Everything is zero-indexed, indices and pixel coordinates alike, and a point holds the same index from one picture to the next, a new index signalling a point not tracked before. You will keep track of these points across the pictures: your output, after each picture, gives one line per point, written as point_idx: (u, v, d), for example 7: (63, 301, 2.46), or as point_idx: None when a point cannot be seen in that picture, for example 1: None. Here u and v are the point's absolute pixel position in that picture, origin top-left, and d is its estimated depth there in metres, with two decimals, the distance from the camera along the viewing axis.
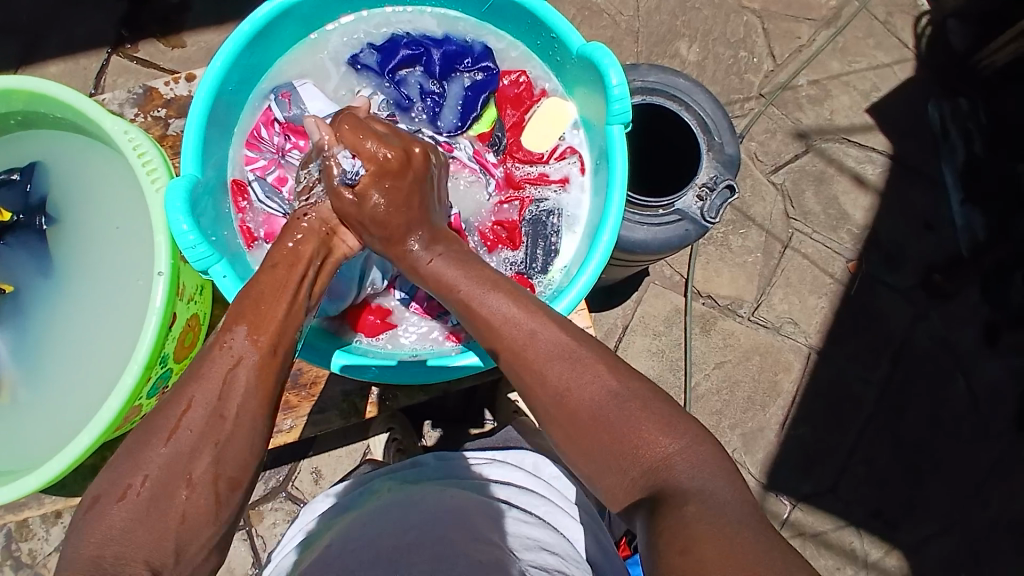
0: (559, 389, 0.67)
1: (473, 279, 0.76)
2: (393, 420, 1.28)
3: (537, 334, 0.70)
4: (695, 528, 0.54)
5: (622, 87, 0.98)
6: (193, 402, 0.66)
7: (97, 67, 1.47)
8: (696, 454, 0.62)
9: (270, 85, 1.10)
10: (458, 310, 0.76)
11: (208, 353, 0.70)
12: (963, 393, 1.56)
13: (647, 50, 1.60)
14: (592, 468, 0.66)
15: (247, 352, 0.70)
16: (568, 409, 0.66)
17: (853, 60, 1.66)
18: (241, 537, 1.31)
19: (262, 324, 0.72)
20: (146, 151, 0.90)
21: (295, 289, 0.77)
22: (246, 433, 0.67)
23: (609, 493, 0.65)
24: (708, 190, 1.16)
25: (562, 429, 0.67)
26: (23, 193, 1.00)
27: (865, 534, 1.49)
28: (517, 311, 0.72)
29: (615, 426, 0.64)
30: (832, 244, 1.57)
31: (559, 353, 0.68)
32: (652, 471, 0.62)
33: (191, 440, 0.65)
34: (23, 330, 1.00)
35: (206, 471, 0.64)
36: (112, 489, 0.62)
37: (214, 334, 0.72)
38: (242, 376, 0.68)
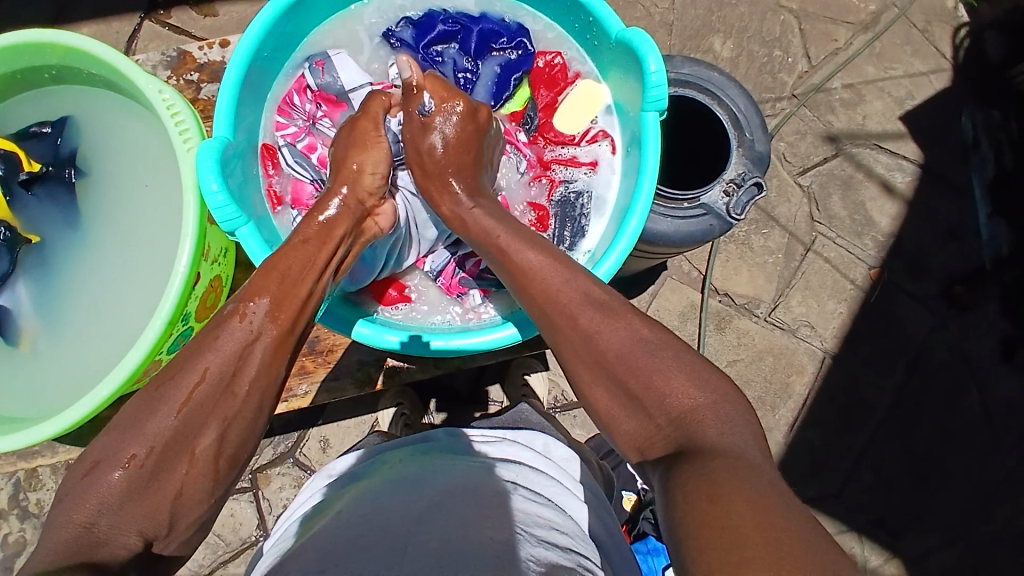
0: (588, 331, 0.67)
1: (511, 233, 0.78)
2: (404, 395, 1.29)
3: (569, 282, 0.71)
4: (722, 475, 0.54)
5: (660, 74, 0.96)
6: (206, 373, 0.67)
7: (129, 31, 1.49)
8: (724, 408, 0.62)
9: (306, 55, 1.10)
10: (493, 256, 0.78)
11: (226, 321, 0.71)
12: (976, 408, 1.54)
13: (680, 43, 1.58)
14: (614, 418, 0.66)
15: (265, 328, 0.72)
16: (594, 353, 0.67)
17: (889, 66, 1.63)
18: (248, 499, 1.34)
19: (285, 301, 0.74)
20: (178, 109, 0.91)
21: (316, 272, 0.78)
22: (253, 408, 0.69)
23: (629, 440, 0.66)
24: (736, 185, 1.14)
25: (587, 370, 0.68)
26: (53, 146, 1.02)
27: (865, 541, 1.48)
28: (550, 261, 0.73)
29: (642, 374, 0.65)
30: (855, 250, 1.55)
31: (590, 300, 0.69)
32: (674, 419, 0.62)
33: (202, 411, 0.66)
34: (46, 278, 1.02)
35: (209, 447, 0.66)
36: (115, 455, 0.64)
37: (232, 302, 0.73)
38: (258, 353, 0.70)
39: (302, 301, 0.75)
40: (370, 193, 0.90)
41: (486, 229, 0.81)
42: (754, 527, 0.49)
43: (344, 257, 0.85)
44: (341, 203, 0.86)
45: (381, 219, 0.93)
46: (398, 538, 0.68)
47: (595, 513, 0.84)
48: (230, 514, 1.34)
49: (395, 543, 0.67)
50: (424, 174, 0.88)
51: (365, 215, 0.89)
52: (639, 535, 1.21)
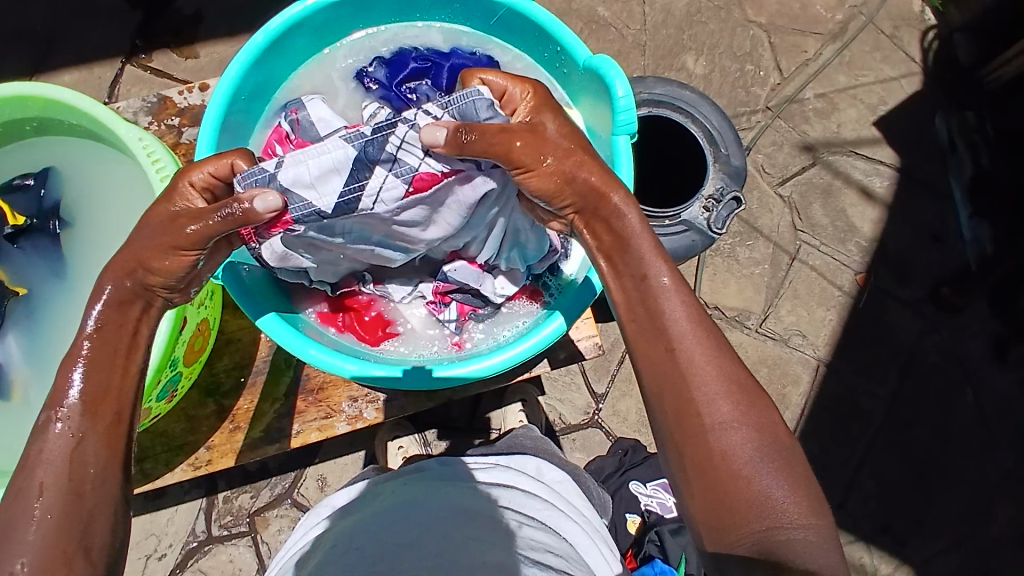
0: (721, 421, 0.59)
1: (672, 277, 0.66)
2: (398, 429, 1.31)
3: (713, 355, 0.62)
4: None
5: (628, 98, 0.99)
6: (44, 485, 0.59)
7: (111, 76, 1.50)
8: (827, 531, 0.57)
9: (282, 100, 1.12)
10: (633, 296, 0.66)
11: (38, 440, 0.62)
12: (972, 407, 1.54)
13: (654, 63, 1.62)
14: (701, 508, 0.59)
15: (85, 428, 0.63)
16: (716, 441, 0.59)
17: (859, 74, 1.67)
18: (247, 544, 1.32)
19: (98, 397, 0.65)
20: (160, 157, 0.91)
21: (125, 358, 0.69)
22: (111, 494, 0.61)
23: (716, 533, 0.58)
24: (715, 201, 1.16)
25: (698, 452, 0.60)
26: (37, 198, 1.02)
27: (873, 548, 1.47)
28: (698, 325, 0.63)
29: (757, 479, 0.58)
30: (839, 256, 1.57)
31: (734, 386, 0.61)
32: (773, 535, 0.56)
33: (65, 512, 0.58)
34: (35, 330, 1.00)
35: (74, 548, 0.57)
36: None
37: (40, 413, 0.64)
38: (88, 451, 0.62)
39: (111, 380, 0.66)
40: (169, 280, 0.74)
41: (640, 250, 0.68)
42: None
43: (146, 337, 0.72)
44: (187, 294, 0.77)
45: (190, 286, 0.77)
46: (389, 562, 0.68)
47: (589, 535, 0.82)
48: (228, 560, 1.31)
49: (386, 569, 0.67)
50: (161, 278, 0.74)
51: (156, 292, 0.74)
52: (644, 559, 1.20)
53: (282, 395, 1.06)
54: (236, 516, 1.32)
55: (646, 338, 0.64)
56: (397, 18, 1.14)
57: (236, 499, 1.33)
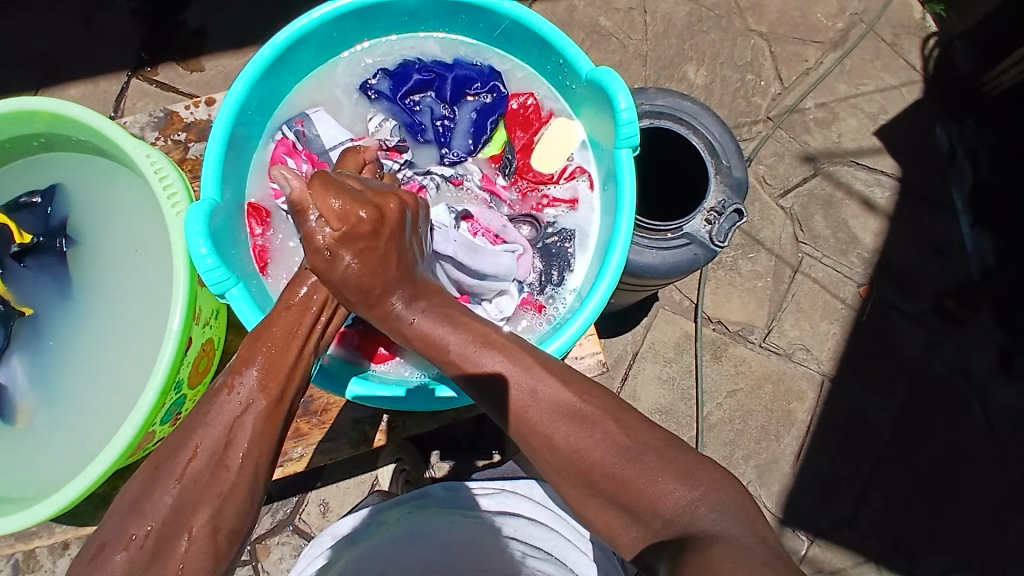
0: (570, 447, 0.65)
1: (464, 337, 0.74)
2: (402, 449, 1.27)
3: (535, 395, 0.68)
4: (715, 558, 0.50)
5: (630, 110, 0.97)
6: (199, 448, 0.65)
7: (116, 90, 1.48)
8: (716, 496, 0.58)
9: (282, 117, 1.10)
10: (452, 370, 0.74)
11: (216, 397, 0.70)
12: (977, 420, 1.54)
13: (655, 73, 1.61)
14: (616, 531, 0.63)
15: (255, 398, 0.70)
16: (580, 471, 0.64)
17: (860, 83, 1.66)
18: (246, 573, 1.29)
19: (274, 370, 0.72)
20: (167, 173, 0.89)
21: (303, 339, 0.75)
22: (248, 477, 0.66)
23: (630, 547, 0.61)
24: (717, 213, 1.15)
25: (577, 493, 0.65)
26: (44, 216, 0.98)
27: (884, 570, 1.45)
28: (510, 367, 0.71)
29: (629, 481, 0.61)
30: (843, 269, 1.56)
31: (565, 412, 0.67)
32: (666, 519, 0.58)
33: (195, 489, 0.63)
34: (43, 352, 0.98)
35: (205, 523, 0.62)
36: (120, 535, 0.60)
37: (223, 375, 0.72)
38: (250, 424, 0.68)
39: (290, 361, 0.73)
40: None
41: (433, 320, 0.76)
42: None
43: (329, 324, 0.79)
44: (321, 275, 0.79)
45: None
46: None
47: (601, 565, 0.80)
48: None
49: None
50: (409, 204, 0.79)
51: None
52: None
53: None
54: None
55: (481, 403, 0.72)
56: (395, 30, 1.12)
57: None
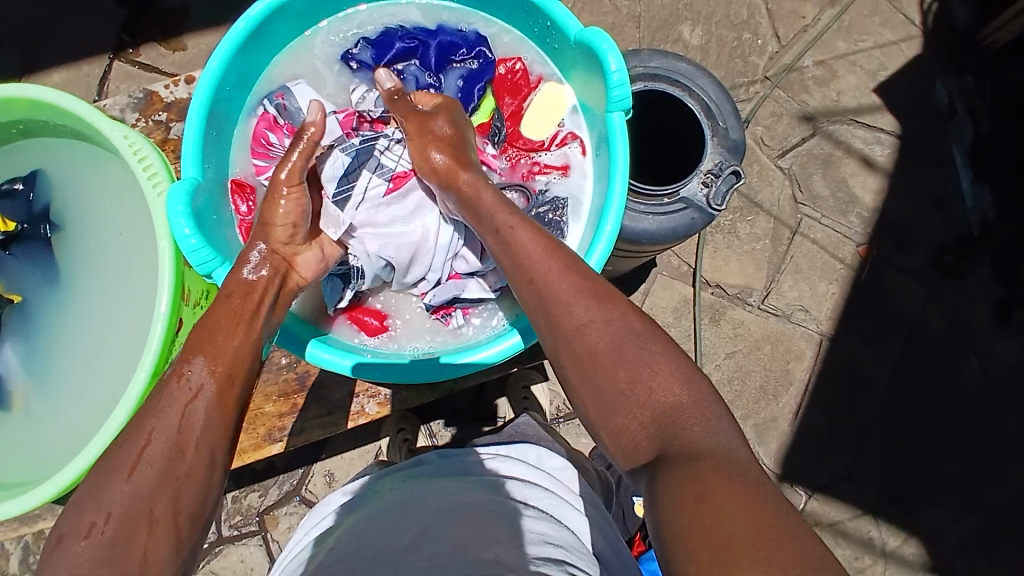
0: (579, 324, 0.67)
1: (506, 214, 0.81)
2: (404, 421, 1.30)
3: (566, 271, 0.71)
4: (711, 475, 0.52)
5: (622, 72, 0.96)
6: (153, 436, 0.63)
7: (99, 74, 1.46)
8: (710, 404, 0.60)
9: (259, 91, 1.08)
10: (495, 242, 0.80)
11: (166, 385, 0.67)
12: (976, 373, 1.54)
13: (649, 35, 1.57)
14: (603, 417, 0.64)
15: (205, 381, 0.68)
16: (585, 345, 0.66)
17: (859, 39, 1.63)
18: (258, 543, 1.32)
19: (223, 353, 0.71)
20: (146, 153, 0.89)
21: (247, 322, 0.75)
22: (206, 461, 0.64)
23: (615, 437, 0.63)
24: (714, 176, 1.14)
25: (577, 369, 0.66)
26: (27, 203, 0.99)
27: (882, 522, 1.48)
28: (546, 246, 0.74)
29: (630, 367, 0.63)
30: (841, 228, 1.55)
31: (588, 293, 0.69)
32: (658, 410, 0.60)
33: (152, 477, 0.61)
34: (35, 339, 0.99)
35: (166, 507, 0.61)
36: (76, 525, 0.58)
37: (172, 364, 0.70)
38: (200, 412, 0.66)
39: (235, 345, 0.72)
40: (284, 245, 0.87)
41: (490, 208, 0.83)
42: (751, 547, 0.47)
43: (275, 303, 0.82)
44: (261, 255, 0.84)
45: (300, 269, 0.90)
46: (392, 561, 0.68)
47: (593, 522, 0.83)
48: (241, 560, 1.32)
49: (386, 570, 0.67)
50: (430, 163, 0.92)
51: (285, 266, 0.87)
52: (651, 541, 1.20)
53: (282, 394, 1.04)
54: (246, 515, 1.33)
55: (513, 276, 0.75)
56: None
57: (245, 499, 1.33)
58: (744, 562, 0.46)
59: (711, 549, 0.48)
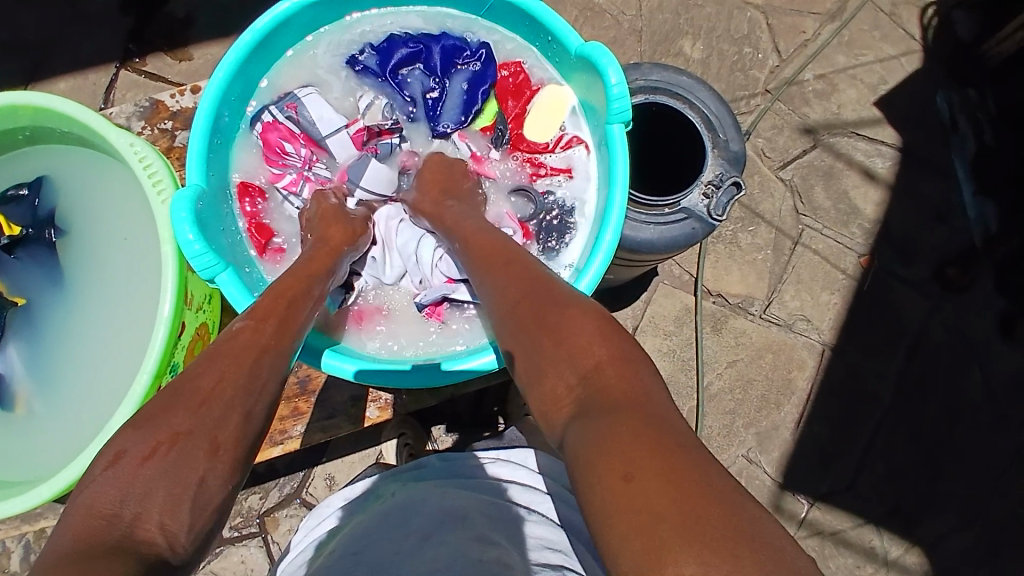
0: (526, 302, 0.73)
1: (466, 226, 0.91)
2: (405, 424, 1.29)
3: (521, 264, 0.80)
4: (630, 433, 0.54)
5: (621, 85, 0.97)
6: (225, 373, 0.65)
7: (105, 82, 1.49)
8: (643, 378, 0.62)
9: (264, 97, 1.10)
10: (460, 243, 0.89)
11: (234, 334, 0.70)
12: (979, 385, 1.54)
13: (651, 48, 1.60)
14: (534, 379, 0.67)
15: (271, 342, 0.71)
16: (528, 317, 0.71)
17: (859, 53, 1.65)
18: (258, 545, 1.32)
19: (284, 322, 0.75)
20: (152, 161, 0.90)
21: (303, 300, 0.80)
22: (256, 416, 0.65)
23: (545, 401, 0.65)
24: (714, 187, 1.14)
25: (518, 336, 0.71)
26: (32, 207, 1.01)
27: (883, 532, 1.47)
28: (504, 247, 0.84)
29: (563, 337, 0.66)
30: (843, 239, 1.56)
31: (536, 281, 0.76)
32: (585, 372, 0.63)
33: (221, 405, 0.62)
34: (35, 342, 1.00)
35: (229, 439, 0.61)
36: (139, 444, 0.58)
37: (241, 320, 0.73)
38: (266, 365, 0.69)
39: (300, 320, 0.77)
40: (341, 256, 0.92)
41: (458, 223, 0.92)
42: (668, 514, 0.47)
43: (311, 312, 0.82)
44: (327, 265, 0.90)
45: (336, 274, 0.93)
46: (389, 565, 0.68)
47: None
48: (241, 561, 1.32)
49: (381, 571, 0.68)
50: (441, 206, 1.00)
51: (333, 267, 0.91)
52: None
53: (285, 398, 1.05)
54: (246, 517, 1.33)
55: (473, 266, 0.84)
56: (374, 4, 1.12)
57: (245, 501, 1.33)
58: (661, 527, 0.46)
59: (631, 514, 0.48)
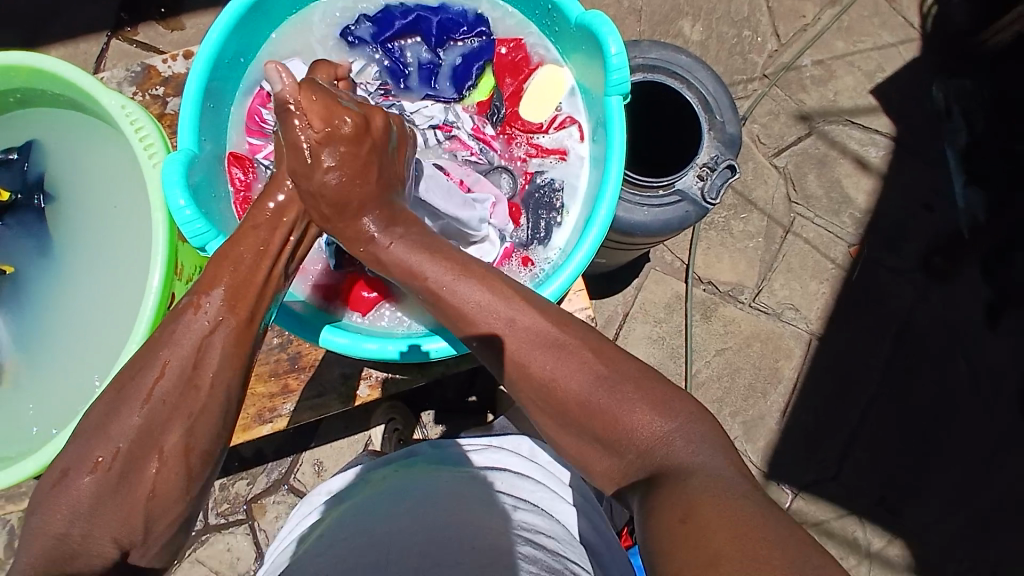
0: (544, 376, 0.67)
1: (441, 267, 0.74)
2: (393, 411, 1.30)
3: (512, 325, 0.70)
4: (694, 498, 0.54)
5: (621, 56, 0.95)
6: (168, 364, 0.65)
7: (97, 51, 1.43)
8: (690, 428, 0.61)
9: (259, 71, 1.06)
10: (426, 297, 0.75)
11: (182, 314, 0.68)
12: (962, 373, 1.57)
13: (650, 28, 1.56)
14: (587, 458, 0.66)
15: (223, 316, 0.69)
16: (553, 397, 0.66)
17: (858, 40, 1.63)
18: (244, 532, 1.32)
19: (241, 290, 0.71)
20: (143, 125, 0.88)
21: (262, 283, 0.73)
22: (219, 404, 0.67)
23: (606, 476, 0.65)
24: (709, 169, 1.14)
25: (550, 418, 0.67)
26: (20, 172, 0.98)
27: (867, 524, 1.50)
28: (491, 296, 0.71)
29: (605, 409, 0.64)
30: (833, 228, 1.56)
31: (541, 342, 0.68)
32: (642, 446, 0.61)
33: (163, 410, 0.64)
34: (23, 312, 0.98)
35: (177, 442, 0.64)
36: (84, 458, 0.61)
37: (189, 295, 0.71)
38: (221, 336, 0.68)
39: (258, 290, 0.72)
40: None
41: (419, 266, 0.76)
42: (735, 557, 0.48)
43: (302, 246, 0.81)
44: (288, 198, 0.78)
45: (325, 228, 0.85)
46: (380, 550, 0.67)
47: (582, 513, 0.84)
48: (226, 548, 1.32)
49: (374, 557, 0.66)
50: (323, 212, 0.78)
51: (312, 219, 0.82)
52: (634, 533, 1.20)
53: (277, 373, 1.04)
54: (233, 503, 1.32)
55: (461, 333, 0.73)
56: None
57: (233, 487, 1.33)
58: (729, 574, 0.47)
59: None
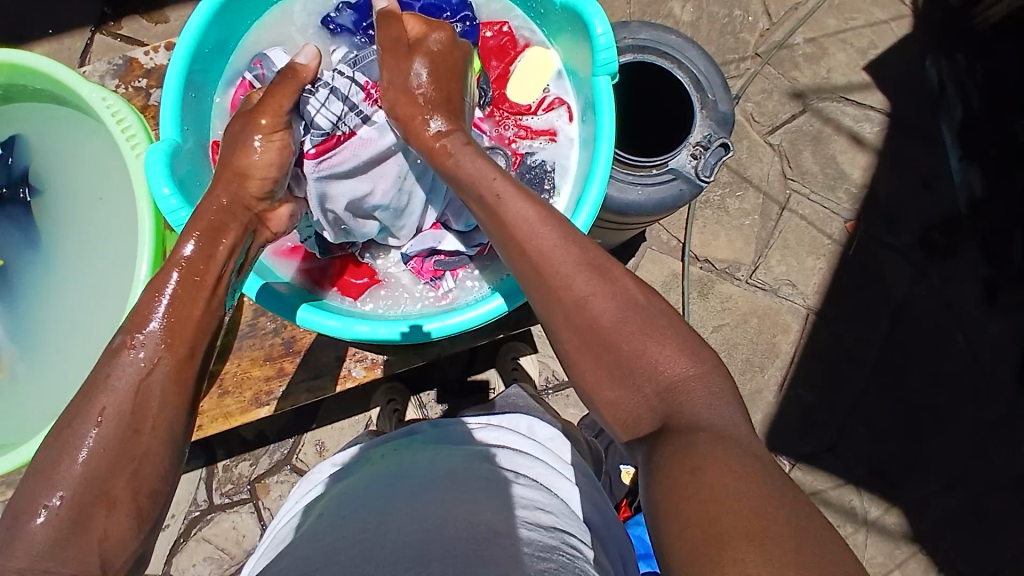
0: (580, 296, 0.63)
1: (509, 183, 0.71)
2: (394, 391, 1.32)
3: (562, 241, 0.65)
4: (709, 452, 0.53)
5: (608, 36, 0.95)
6: (105, 411, 0.61)
7: (82, 46, 1.43)
8: (713, 377, 0.60)
9: (238, 63, 1.05)
10: (479, 213, 0.71)
11: (114, 360, 0.64)
12: (962, 349, 1.56)
13: (640, 10, 1.56)
14: (601, 391, 0.64)
15: (159, 355, 0.66)
16: (587, 317, 0.63)
17: (850, 17, 1.62)
18: (249, 511, 1.33)
19: (178, 331, 0.68)
20: (125, 116, 0.88)
21: (209, 289, 0.73)
22: (164, 438, 0.63)
23: (621, 424, 0.63)
24: (703, 148, 1.13)
25: (575, 335, 0.64)
26: (6, 167, 0.99)
27: (864, 491, 1.50)
28: (545, 214, 0.67)
29: (634, 340, 0.62)
30: (829, 204, 1.56)
31: (585, 263, 0.64)
32: (671, 389, 0.60)
33: (111, 450, 0.60)
34: (16, 305, 0.99)
35: (126, 486, 0.59)
36: (29, 503, 0.56)
37: (118, 337, 0.67)
38: (158, 382, 0.64)
39: (196, 317, 0.70)
40: (259, 197, 0.82)
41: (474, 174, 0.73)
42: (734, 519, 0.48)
43: (238, 264, 0.80)
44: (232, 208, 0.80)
45: (275, 221, 0.87)
46: (378, 527, 0.67)
47: (586, 494, 0.83)
48: (232, 527, 1.32)
49: (373, 532, 0.66)
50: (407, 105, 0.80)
51: (258, 221, 0.83)
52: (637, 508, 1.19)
53: (270, 358, 1.04)
54: (237, 484, 1.33)
55: (503, 247, 0.69)
56: None
57: (236, 468, 1.34)
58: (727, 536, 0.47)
59: (710, 542, 0.48)
